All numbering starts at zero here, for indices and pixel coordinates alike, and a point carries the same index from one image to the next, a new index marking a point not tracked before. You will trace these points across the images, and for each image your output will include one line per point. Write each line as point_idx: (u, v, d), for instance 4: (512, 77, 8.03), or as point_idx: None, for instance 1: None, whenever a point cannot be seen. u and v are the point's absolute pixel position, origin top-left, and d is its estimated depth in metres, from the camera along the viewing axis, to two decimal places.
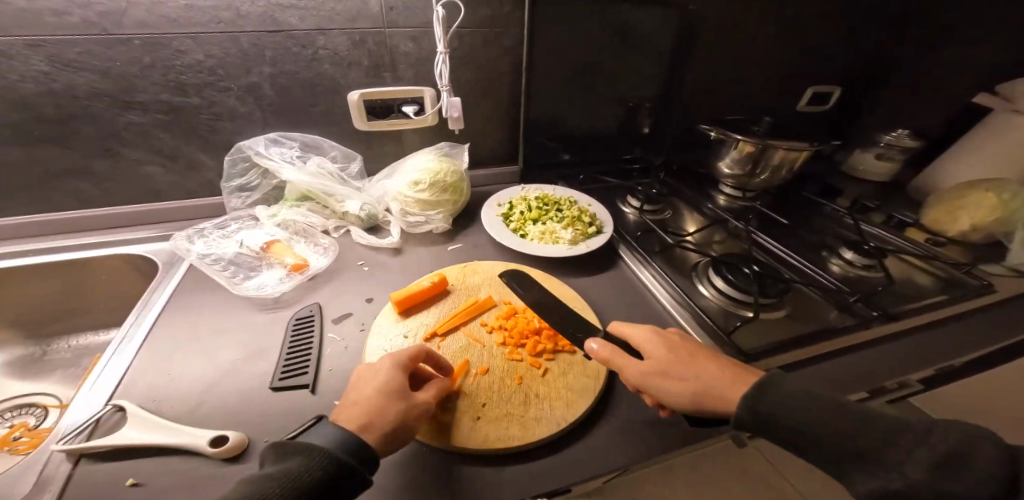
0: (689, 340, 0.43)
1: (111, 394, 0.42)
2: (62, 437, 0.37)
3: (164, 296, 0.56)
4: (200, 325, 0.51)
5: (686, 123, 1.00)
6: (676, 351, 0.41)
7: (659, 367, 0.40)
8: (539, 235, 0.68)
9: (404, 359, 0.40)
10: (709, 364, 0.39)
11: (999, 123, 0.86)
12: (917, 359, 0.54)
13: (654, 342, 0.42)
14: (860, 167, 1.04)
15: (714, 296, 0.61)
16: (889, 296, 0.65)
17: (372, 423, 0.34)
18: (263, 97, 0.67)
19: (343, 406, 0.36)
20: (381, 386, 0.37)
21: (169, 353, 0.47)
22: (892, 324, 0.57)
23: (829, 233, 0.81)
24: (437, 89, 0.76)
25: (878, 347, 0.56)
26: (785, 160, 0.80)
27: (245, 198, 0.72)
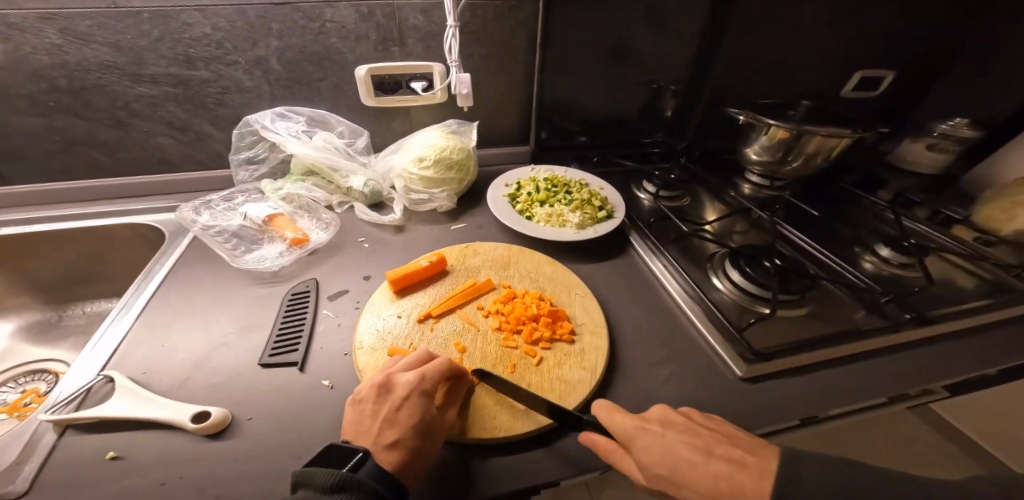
0: (673, 430, 0.35)
1: (105, 364, 0.43)
2: (52, 406, 0.38)
3: (169, 264, 0.57)
4: (197, 297, 0.52)
5: (716, 106, 0.92)
6: (670, 461, 0.33)
7: (664, 484, 0.34)
8: (546, 218, 0.65)
9: (431, 386, 0.38)
10: (708, 477, 0.32)
11: None
12: (955, 367, 0.49)
13: (636, 444, 0.34)
14: (910, 158, 0.93)
15: (730, 291, 0.57)
16: (927, 298, 0.59)
17: (411, 467, 0.33)
18: (271, 71, 0.66)
19: (368, 442, 0.34)
20: (404, 423, 0.35)
21: (164, 324, 0.48)
22: (928, 328, 0.52)
23: (864, 228, 0.75)
24: (447, 64, 0.72)
25: (910, 352, 0.51)
26: (822, 147, 0.73)
27: (253, 171, 0.72)
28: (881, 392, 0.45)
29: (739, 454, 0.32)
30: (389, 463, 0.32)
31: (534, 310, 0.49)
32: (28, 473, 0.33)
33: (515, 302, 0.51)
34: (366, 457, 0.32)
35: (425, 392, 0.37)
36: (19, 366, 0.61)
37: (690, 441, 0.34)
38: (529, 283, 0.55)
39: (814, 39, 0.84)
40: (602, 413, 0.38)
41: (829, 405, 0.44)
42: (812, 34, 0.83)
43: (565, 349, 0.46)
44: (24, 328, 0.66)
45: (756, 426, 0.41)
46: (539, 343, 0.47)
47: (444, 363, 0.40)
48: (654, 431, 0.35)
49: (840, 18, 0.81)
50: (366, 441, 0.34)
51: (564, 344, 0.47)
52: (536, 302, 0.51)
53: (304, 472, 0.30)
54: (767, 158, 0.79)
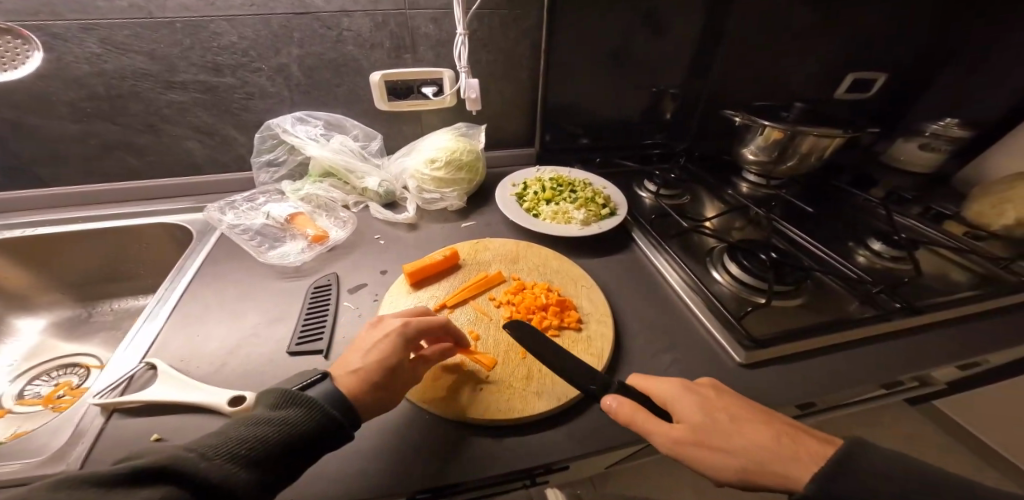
0: (729, 396, 0.37)
1: (145, 354, 0.46)
2: (99, 392, 0.41)
3: (199, 260, 0.60)
4: (228, 291, 0.55)
5: (714, 108, 0.95)
6: (714, 415, 0.35)
7: (702, 434, 0.34)
8: (552, 215, 0.68)
9: (411, 334, 0.40)
10: (765, 431, 0.33)
11: None
12: (944, 353, 0.52)
13: (691, 398, 0.36)
14: (902, 157, 0.97)
15: (728, 282, 0.59)
16: (918, 289, 0.62)
17: (363, 393, 0.36)
18: (292, 78, 0.70)
19: (340, 368, 0.38)
20: (373, 358, 0.38)
21: (197, 316, 0.51)
22: (917, 317, 0.55)
23: (858, 224, 0.77)
24: (456, 70, 0.76)
25: (900, 341, 0.53)
26: (815, 147, 0.76)
27: (273, 173, 0.76)
28: (873, 377, 0.48)
29: (791, 422, 0.35)
30: (348, 386, 0.36)
31: (544, 300, 0.52)
32: (80, 454, 0.36)
33: (525, 293, 0.54)
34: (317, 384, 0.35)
35: (405, 340, 0.40)
36: (52, 361, 0.64)
37: (746, 406, 0.36)
38: (537, 276, 0.58)
39: (807, 43, 0.88)
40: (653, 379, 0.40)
41: (822, 389, 0.46)
42: (805, 38, 0.87)
43: (574, 336, 0.49)
44: (55, 324, 0.69)
45: None
46: (549, 331, 0.50)
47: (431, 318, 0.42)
48: (705, 394, 0.37)
49: (832, 23, 0.85)
50: (338, 368, 0.38)
51: (572, 332, 0.50)
52: (545, 293, 0.54)
53: (262, 395, 0.33)
54: (762, 158, 0.83)
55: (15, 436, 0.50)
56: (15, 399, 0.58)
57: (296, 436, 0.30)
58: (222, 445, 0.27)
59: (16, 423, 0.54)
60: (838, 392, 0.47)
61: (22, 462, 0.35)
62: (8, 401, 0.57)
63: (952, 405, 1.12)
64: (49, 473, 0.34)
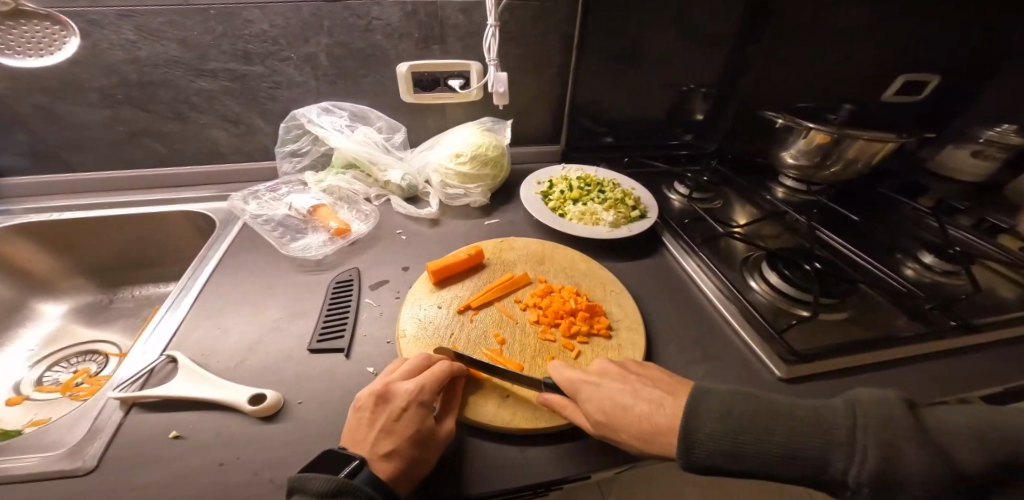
0: (614, 378, 0.38)
1: (166, 346, 0.45)
2: (119, 384, 0.40)
3: (222, 249, 0.60)
4: (249, 283, 0.54)
5: (752, 107, 0.90)
6: (598, 405, 0.36)
7: (599, 422, 0.35)
8: (579, 216, 0.66)
9: (429, 397, 0.36)
10: (635, 411, 0.35)
11: None
12: (1004, 376, 0.47)
13: (579, 388, 0.38)
14: (950, 164, 0.89)
15: (765, 291, 0.55)
16: (972, 306, 0.57)
17: (407, 477, 0.32)
18: (319, 67, 0.69)
19: (364, 450, 0.32)
20: (402, 434, 0.33)
21: (218, 308, 0.50)
22: (973, 336, 0.50)
23: (906, 235, 0.72)
24: (484, 63, 0.74)
25: (952, 360, 0.49)
26: (863, 152, 0.72)
27: (296, 163, 0.75)
28: (925, 399, 0.44)
29: (659, 392, 0.36)
30: (387, 476, 0.31)
31: (572, 304, 0.50)
32: (96, 450, 0.35)
33: (552, 296, 0.52)
34: (360, 465, 0.31)
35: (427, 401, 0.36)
36: (71, 347, 0.64)
37: (623, 386, 0.37)
38: (565, 279, 0.56)
39: (857, 40, 0.82)
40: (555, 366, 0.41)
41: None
42: (855, 35, 0.81)
43: (603, 343, 0.47)
44: (76, 310, 0.70)
45: None
46: (577, 337, 0.47)
47: (443, 371, 0.38)
48: (595, 382, 0.38)
49: (885, 20, 0.79)
50: (362, 449, 0.33)
51: (601, 339, 0.47)
52: (574, 297, 0.51)
53: (297, 482, 0.29)
54: (803, 163, 0.78)
55: (32, 425, 0.50)
56: (35, 384, 0.58)
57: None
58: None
59: (34, 410, 0.54)
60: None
61: (41, 455, 0.34)
62: (27, 387, 0.58)
63: None
64: (63, 470, 0.33)
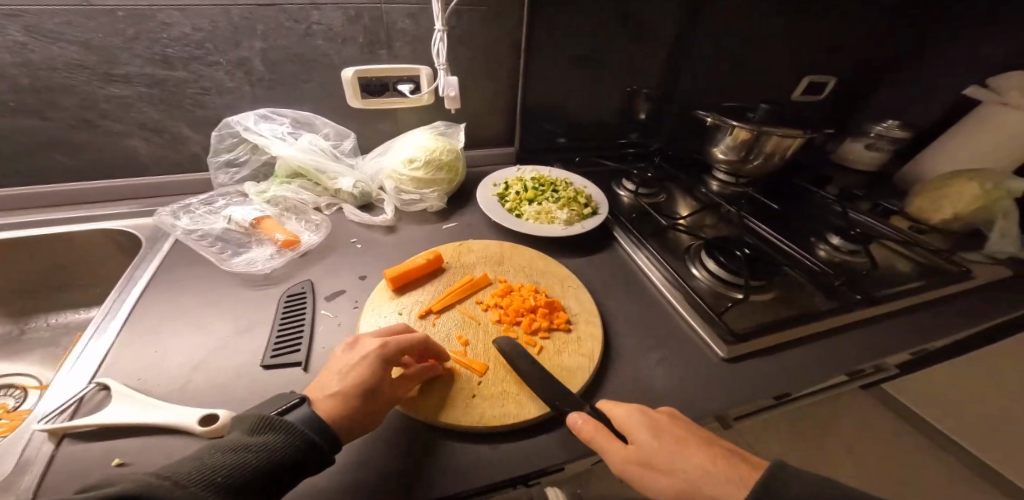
0: (674, 418, 0.36)
1: (95, 374, 0.40)
2: (44, 416, 0.36)
3: (152, 269, 0.54)
4: (188, 301, 0.50)
5: (687, 108, 0.98)
6: (663, 438, 0.33)
7: (644, 457, 0.32)
8: (535, 215, 0.67)
9: (393, 354, 0.38)
10: (700, 455, 0.32)
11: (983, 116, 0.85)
12: (903, 341, 0.53)
13: (636, 422, 0.34)
14: (850, 157, 1.03)
15: (705, 277, 0.60)
16: (875, 280, 0.63)
17: (342, 419, 0.32)
18: (254, 71, 0.66)
19: (316, 390, 0.35)
20: (349, 380, 0.35)
21: (154, 331, 0.46)
22: (876, 307, 0.56)
23: (818, 223, 0.80)
24: (433, 67, 0.74)
25: (861, 330, 0.54)
26: (778, 146, 0.81)
27: (233, 174, 0.71)
28: (843, 366, 0.49)
29: (726, 448, 0.33)
30: (324, 411, 0.32)
31: (532, 302, 0.51)
32: (29, 483, 0.31)
33: (512, 295, 0.53)
34: (299, 402, 0.32)
35: (387, 361, 0.37)
36: None
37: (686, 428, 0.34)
38: (524, 278, 0.57)
39: (770, 49, 0.92)
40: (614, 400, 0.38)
41: (798, 381, 0.46)
42: (769, 44, 0.91)
43: (564, 337, 0.48)
44: None
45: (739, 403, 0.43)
46: (538, 333, 0.49)
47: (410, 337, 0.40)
48: (659, 419, 0.35)
49: (790, 32, 0.90)
50: (315, 390, 0.35)
51: (562, 333, 0.49)
52: (533, 294, 0.53)
53: (236, 423, 0.30)
54: (731, 158, 0.86)
55: None
56: None
57: (279, 463, 0.27)
58: (196, 475, 0.23)
59: None
60: (810, 384, 0.46)
61: None
62: None
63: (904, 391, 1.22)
64: None
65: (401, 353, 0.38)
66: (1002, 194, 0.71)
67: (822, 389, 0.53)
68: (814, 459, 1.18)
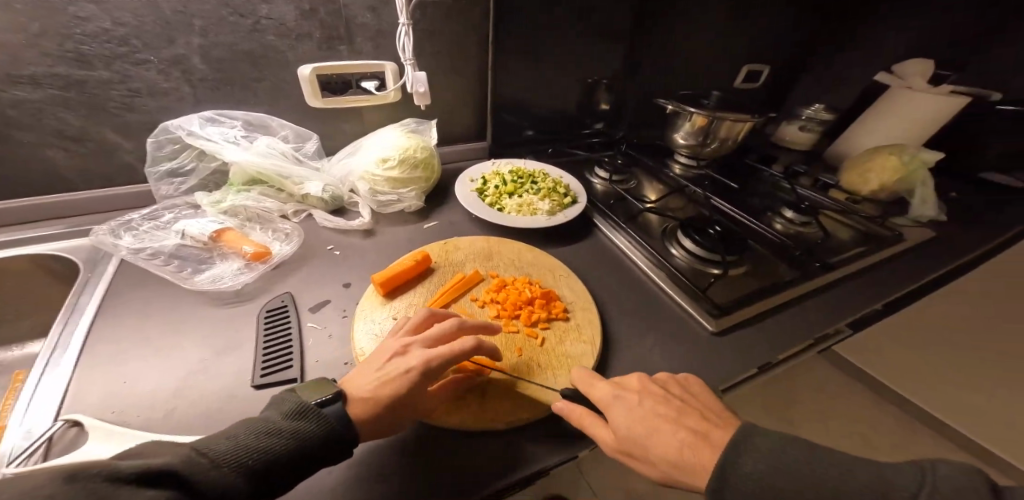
0: (652, 397, 0.37)
1: (58, 411, 0.35)
2: (8, 461, 0.31)
3: (99, 294, 0.48)
4: (154, 323, 0.45)
5: (647, 98, 1.02)
6: (635, 425, 0.34)
7: (628, 447, 0.34)
8: (517, 208, 0.67)
9: (435, 371, 0.37)
10: (668, 440, 0.33)
11: (894, 97, 0.96)
12: (861, 299, 0.59)
13: (616, 414, 0.36)
14: (787, 138, 1.13)
15: (683, 256, 0.63)
16: (826, 248, 0.70)
17: (369, 429, 0.33)
18: (193, 70, 0.59)
19: (352, 389, 0.35)
20: (383, 390, 0.35)
21: (117, 359, 0.40)
22: (833, 272, 0.61)
23: (771, 197, 0.88)
24: (399, 63, 0.71)
25: (825, 293, 0.59)
26: (731, 131, 0.88)
27: (177, 184, 0.64)
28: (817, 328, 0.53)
29: (701, 425, 0.35)
30: (357, 413, 0.33)
31: (528, 294, 0.51)
32: None
33: (507, 289, 0.53)
34: (336, 398, 0.33)
35: (426, 377, 0.36)
36: None
37: (664, 409, 0.35)
38: (515, 271, 0.57)
39: (717, 41, 0.98)
40: (596, 379, 0.40)
41: (777, 348, 0.49)
42: (716, 37, 0.97)
43: (563, 325, 0.49)
44: None
45: (734, 371, 0.46)
46: (538, 324, 0.49)
47: (457, 353, 0.38)
48: (631, 400, 0.37)
49: (733, 25, 0.97)
50: (352, 388, 0.35)
51: (561, 322, 0.50)
52: (528, 287, 0.53)
53: (278, 398, 0.32)
54: (691, 143, 0.92)
55: None
56: None
57: (302, 454, 0.29)
58: (227, 457, 0.26)
59: None
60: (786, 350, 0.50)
61: None
62: None
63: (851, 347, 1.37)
64: None
65: (443, 369, 0.38)
66: (917, 164, 0.83)
67: (795, 355, 0.57)
68: (783, 413, 1.29)
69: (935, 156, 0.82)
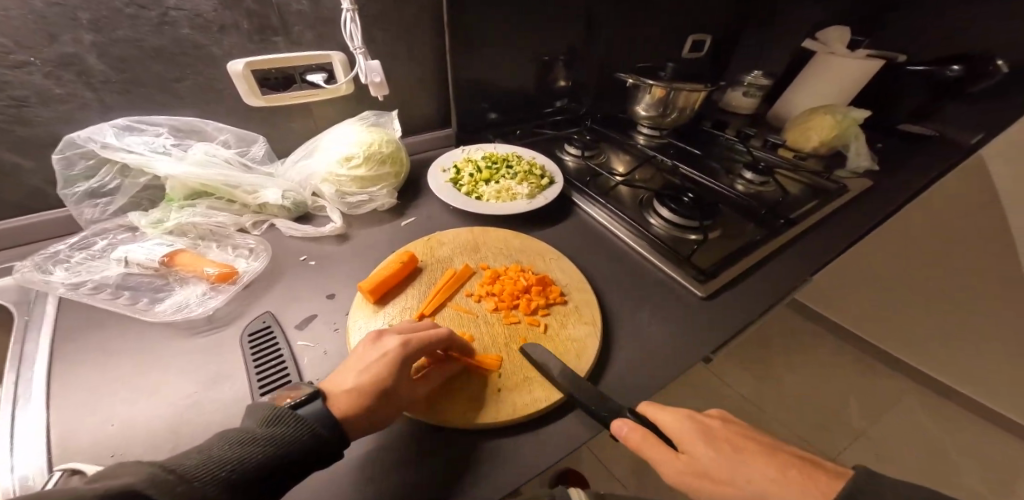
0: (732, 427, 0.35)
1: (48, 461, 0.33)
2: None
3: (48, 340, 0.44)
4: (130, 361, 0.42)
5: (607, 72, 1.02)
6: (721, 450, 0.33)
7: (704, 467, 0.32)
8: (495, 194, 0.65)
9: (413, 355, 0.37)
10: (772, 465, 0.31)
11: (817, 62, 1.04)
12: (822, 252, 0.65)
13: (689, 432, 0.34)
14: (733, 103, 1.19)
15: (661, 224, 0.65)
16: (787, 205, 0.76)
17: (353, 425, 0.32)
18: (91, 71, 0.51)
19: (331, 389, 0.35)
20: (364, 383, 0.34)
21: (96, 401, 0.38)
22: (796, 228, 0.67)
23: (728, 159, 0.93)
24: (347, 52, 0.65)
25: (791, 249, 0.64)
26: (688, 101, 0.91)
27: (102, 207, 0.56)
28: (789, 283, 0.58)
29: (804, 455, 0.33)
30: (340, 409, 0.32)
31: (524, 282, 0.51)
32: None
33: (502, 280, 0.52)
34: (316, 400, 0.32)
35: (404, 363, 0.36)
36: None
37: (753, 441, 0.34)
38: (505, 260, 0.56)
39: (669, 12, 0.99)
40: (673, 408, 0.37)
41: (758, 306, 0.53)
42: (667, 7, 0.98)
43: (563, 310, 0.50)
44: None
45: (723, 333, 0.49)
46: (538, 311, 0.49)
47: (430, 337, 0.39)
48: (712, 426, 0.35)
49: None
50: (331, 388, 0.35)
51: (560, 307, 0.50)
52: (522, 275, 0.53)
53: (249, 410, 0.31)
54: (653, 114, 0.94)
55: None
56: None
57: (284, 459, 0.27)
58: (202, 466, 0.24)
59: None
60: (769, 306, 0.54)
61: None
62: None
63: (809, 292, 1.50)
64: None
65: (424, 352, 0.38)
66: (849, 122, 0.91)
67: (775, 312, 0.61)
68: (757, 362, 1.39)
69: (863, 113, 0.91)
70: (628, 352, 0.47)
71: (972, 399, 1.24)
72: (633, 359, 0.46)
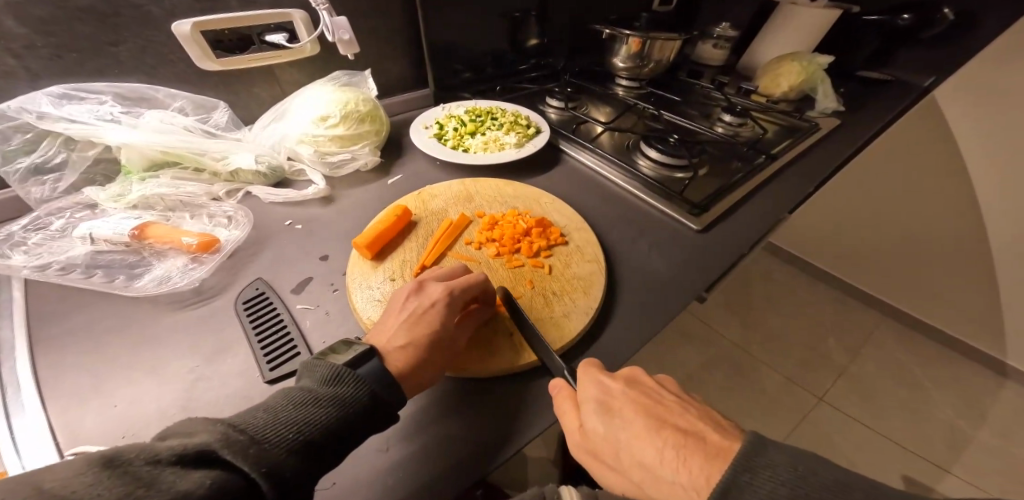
0: (638, 392, 0.33)
1: (58, 447, 0.31)
2: None
3: (23, 326, 0.40)
4: (116, 344, 0.39)
5: (583, 24, 0.98)
6: (609, 424, 0.31)
7: (596, 446, 0.31)
8: (483, 146, 0.64)
9: (458, 302, 0.38)
10: (644, 443, 0.29)
11: (784, 13, 1.02)
12: (800, 183, 0.68)
13: (589, 404, 0.32)
14: (703, 56, 1.16)
15: (650, 166, 0.66)
16: (767, 143, 0.79)
17: (413, 375, 0.33)
18: (9, 37, 0.44)
19: (382, 343, 0.35)
20: (415, 334, 0.34)
21: (93, 384, 0.36)
22: (776, 162, 0.70)
23: (706, 106, 0.94)
24: (309, 10, 0.59)
25: (773, 181, 0.67)
26: (665, 51, 0.90)
27: (52, 184, 0.51)
28: (775, 213, 0.61)
29: (688, 424, 0.29)
30: (396, 365, 0.33)
31: (524, 225, 0.51)
32: None
33: (500, 225, 0.51)
34: (370, 356, 0.32)
35: (451, 311, 0.37)
36: None
37: (645, 408, 0.31)
38: (500, 207, 0.56)
39: None
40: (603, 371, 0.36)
41: (748, 234, 0.56)
42: None
43: (564, 250, 0.50)
44: None
45: (719, 261, 0.52)
46: (541, 254, 0.49)
47: (473, 283, 0.39)
48: (614, 392, 0.33)
49: None
50: (381, 342, 0.35)
51: (561, 247, 0.50)
52: (520, 219, 0.52)
53: (308, 364, 0.31)
54: (630, 66, 0.93)
55: None
56: None
57: (343, 420, 0.27)
58: (269, 429, 0.24)
59: None
60: (759, 235, 0.57)
61: None
62: None
63: (782, 238, 1.59)
64: None
65: (465, 301, 0.38)
66: (815, 66, 0.94)
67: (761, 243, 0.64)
68: (741, 304, 1.47)
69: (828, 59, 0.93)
70: (632, 287, 0.48)
71: (932, 326, 1.35)
72: (640, 293, 0.47)
